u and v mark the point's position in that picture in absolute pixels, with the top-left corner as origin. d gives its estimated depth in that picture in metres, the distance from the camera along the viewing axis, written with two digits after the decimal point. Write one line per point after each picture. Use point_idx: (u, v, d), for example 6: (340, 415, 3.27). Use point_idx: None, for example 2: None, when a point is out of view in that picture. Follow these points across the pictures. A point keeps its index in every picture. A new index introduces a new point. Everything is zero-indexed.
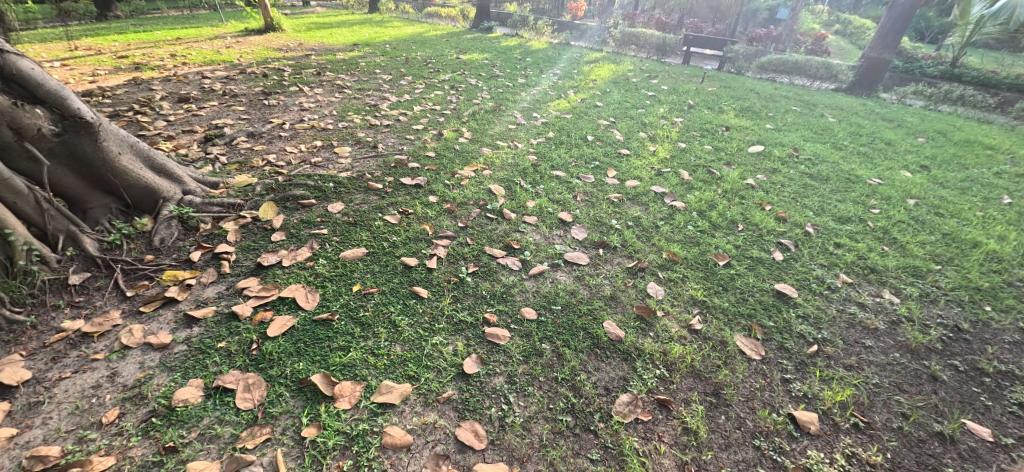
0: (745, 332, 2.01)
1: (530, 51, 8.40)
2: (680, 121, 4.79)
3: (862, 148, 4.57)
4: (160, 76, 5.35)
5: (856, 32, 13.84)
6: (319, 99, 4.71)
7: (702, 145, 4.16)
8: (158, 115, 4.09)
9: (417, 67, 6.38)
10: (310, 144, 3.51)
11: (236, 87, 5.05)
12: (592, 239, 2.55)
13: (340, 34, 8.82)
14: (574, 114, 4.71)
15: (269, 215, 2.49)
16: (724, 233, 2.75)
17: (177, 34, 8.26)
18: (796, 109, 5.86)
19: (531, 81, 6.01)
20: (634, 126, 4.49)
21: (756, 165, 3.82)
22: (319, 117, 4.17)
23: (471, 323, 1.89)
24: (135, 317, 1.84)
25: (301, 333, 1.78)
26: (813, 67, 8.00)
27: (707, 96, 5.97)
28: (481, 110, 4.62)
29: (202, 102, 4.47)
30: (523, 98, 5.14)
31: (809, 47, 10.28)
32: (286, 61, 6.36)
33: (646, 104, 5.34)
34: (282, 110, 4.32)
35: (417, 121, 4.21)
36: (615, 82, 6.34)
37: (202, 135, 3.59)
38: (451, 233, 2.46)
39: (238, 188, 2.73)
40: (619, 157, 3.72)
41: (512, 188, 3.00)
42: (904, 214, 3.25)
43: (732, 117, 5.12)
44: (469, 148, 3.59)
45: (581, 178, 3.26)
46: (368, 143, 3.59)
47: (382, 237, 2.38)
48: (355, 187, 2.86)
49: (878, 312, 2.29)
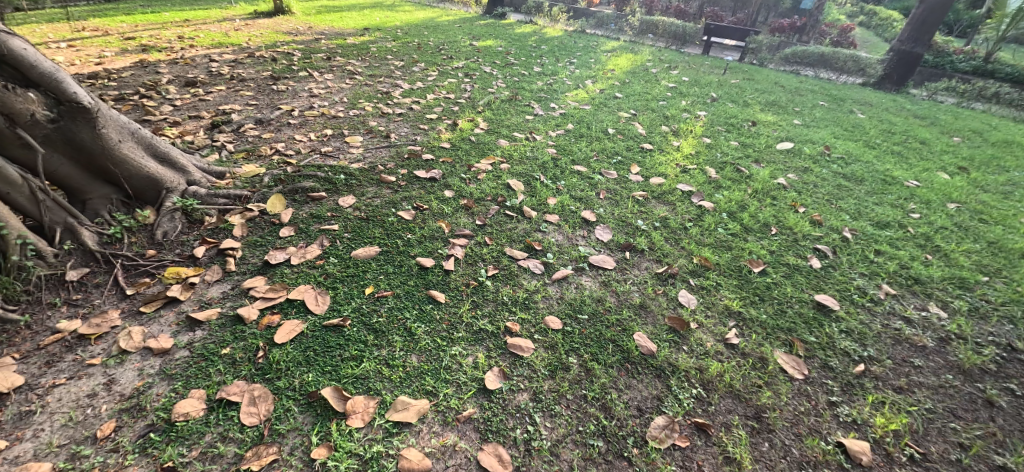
0: (786, 348, 1.86)
1: (545, 39, 8.16)
2: (704, 115, 4.60)
3: (896, 147, 4.36)
4: (168, 59, 5.23)
5: (882, 24, 13.35)
6: (329, 85, 4.56)
7: (728, 141, 3.97)
8: (165, 99, 3.97)
9: (430, 54, 6.20)
10: (319, 133, 3.37)
11: (245, 71, 4.91)
12: (618, 240, 2.40)
13: (351, 18, 8.62)
14: (593, 106, 4.52)
15: (277, 208, 2.36)
16: (757, 236, 2.59)
17: (185, 15, 8.10)
18: (823, 104, 5.62)
19: (548, 70, 5.81)
20: (657, 120, 4.30)
21: (786, 164, 3.63)
22: (330, 104, 4.02)
23: (492, 332, 1.76)
24: (135, 317, 1.73)
25: (311, 340, 1.66)
26: (840, 61, 7.59)
27: (730, 89, 5.73)
28: (497, 99, 4.45)
29: (210, 87, 4.34)
30: (540, 88, 4.95)
31: (834, 39, 9.90)
32: (295, 45, 6.20)
33: (667, 96, 5.14)
34: (291, 96, 4.18)
35: (431, 110, 4.05)
36: (634, 73, 6.11)
37: (209, 121, 3.47)
38: (468, 232, 2.32)
39: (246, 179, 2.61)
40: (642, 152, 3.55)
41: (532, 183, 2.85)
42: (946, 220, 3.06)
43: (758, 111, 4.90)
44: (485, 140, 3.43)
45: (603, 174, 3.10)
46: (380, 133, 3.44)
47: (396, 235, 2.25)
48: (367, 179, 2.72)
49: (925, 328, 2.12)
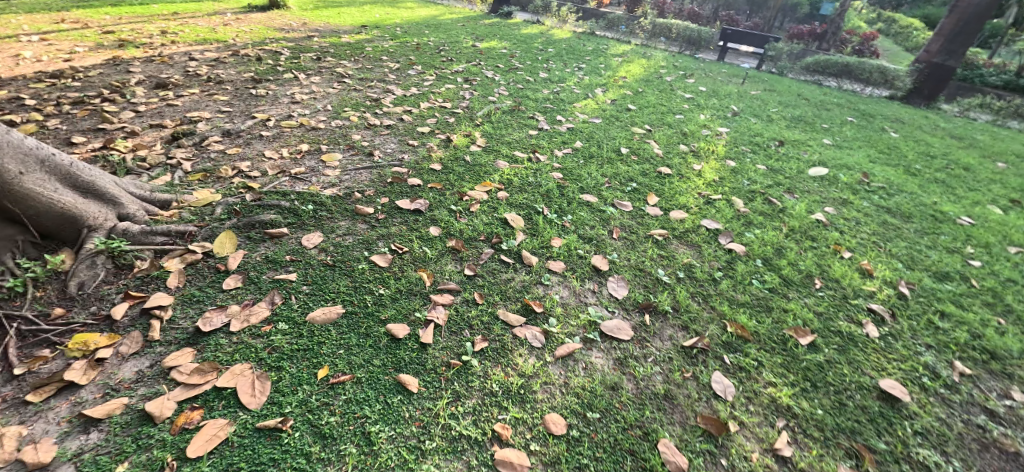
0: (852, 462, 1.46)
1: (552, 40, 7.74)
2: (725, 132, 4.18)
3: (938, 174, 3.94)
4: (144, 56, 4.85)
5: (902, 32, 12.85)
6: (315, 89, 4.15)
7: (754, 165, 3.56)
8: (128, 104, 3.58)
9: (428, 55, 5.80)
10: (293, 149, 2.96)
11: (225, 72, 4.51)
12: (635, 298, 1.99)
13: (348, 14, 8.23)
14: (604, 119, 4.10)
15: (226, 250, 1.97)
16: (799, 293, 2.18)
17: (173, 8, 7.72)
18: (852, 120, 5.19)
19: (555, 76, 5.39)
20: (674, 137, 3.88)
21: (821, 195, 3.21)
22: (311, 113, 3.61)
23: (475, 440, 1.36)
24: (16, 410, 1.33)
25: (237, 453, 1.26)
26: (866, 71, 7.06)
27: (751, 101, 5.29)
28: (498, 110, 4.03)
29: (182, 89, 3.96)
30: (546, 97, 4.54)
31: (856, 47, 9.41)
32: (285, 43, 5.81)
33: (684, 108, 4.72)
34: (270, 102, 3.77)
35: (424, 121, 3.65)
36: (648, 81, 5.68)
37: (171, 131, 3.07)
38: (455, 285, 1.91)
39: (195, 208, 2.21)
40: (659, 178, 3.13)
41: (534, 217, 2.44)
42: (1012, 270, 2.65)
43: (784, 129, 4.47)
44: (481, 160, 3.02)
45: (616, 205, 2.70)
46: (363, 149, 3.03)
47: (365, 289, 1.85)
48: (340, 211, 2.33)
49: (1016, 425, 1.71)
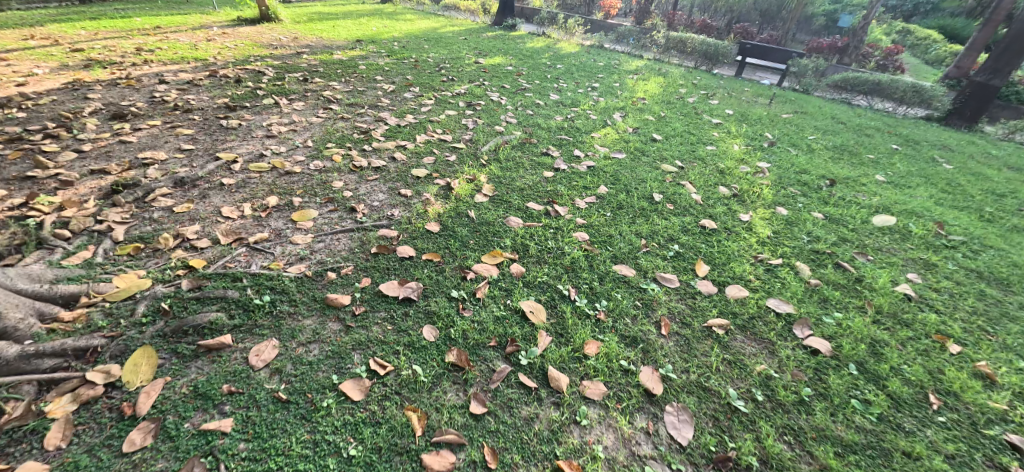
0: None
1: (560, 55, 7.25)
2: (767, 168, 3.64)
3: (1017, 219, 3.39)
4: (109, 79, 4.33)
5: (919, 44, 12.32)
6: (295, 118, 3.62)
7: (810, 213, 3.02)
8: (74, 141, 3.05)
9: (428, 75, 5.30)
10: (258, 203, 2.42)
11: (197, 97, 4.00)
12: (706, 445, 1.43)
13: (344, 27, 7.77)
14: (628, 154, 3.56)
15: (138, 378, 1.43)
16: (919, 423, 1.63)
17: (158, 21, 7.27)
18: (897, 149, 4.66)
19: (567, 99, 4.86)
20: (711, 176, 3.35)
21: (896, 255, 2.67)
22: (287, 151, 3.07)
23: None
24: None
25: None
26: (899, 90, 6.52)
27: (785, 127, 4.77)
28: (505, 144, 3.49)
29: (142, 121, 3.43)
30: (560, 125, 4.02)
31: (880, 62, 8.88)
32: (271, 61, 5.31)
33: (714, 137, 4.19)
34: (241, 137, 3.24)
35: (420, 159, 3.11)
36: (669, 103, 5.16)
37: (113, 180, 2.55)
38: (456, 435, 1.35)
39: (112, 305, 1.68)
40: (703, 235, 2.59)
41: (560, 305, 1.88)
42: None
43: (830, 162, 3.94)
44: (489, 215, 2.47)
45: (659, 281, 2.15)
46: (344, 202, 2.48)
47: (329, 447, 1.29)
48: (307, 302, 1.78)
49: None
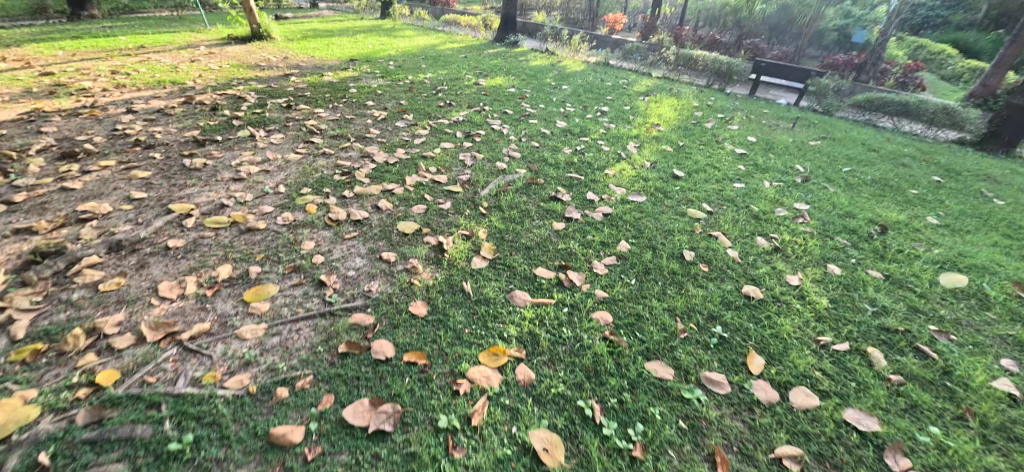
0: None
1: (564, 74, 6.87)
2: (807, 210, 3.19)
3: None
4: (71, 107, 3.94)
5: (933, 58, 11.90)
6: (270, 155, 3.19)
7: (868, 272, 2.56)
8: (6, 187, 2.62)
9: (424, 99, 4.90)
10: (207, 276, 1.97)
11: (163, 128, 3.59)
12: None
13: (339, 45, 7.43)
14: (648, 195, 3.11)
15: None
16: None
17: (144, 40, 6.94)
18: (940, 182, 4.22)
19: (575, 126, 4.44)
20: (745, 223, 2.90)
21: (982, 333, 2.21)
22: (255, 198, 2.63)
23: None
24: None
25: None
26: (927, 112, 6.09)
27: (816, 157, 4.34)
28: (508, 185, 3.04)
29: (94, 160, 3.01)
30: (569, 159, 3.59)
31: (899, 79, 8.45)
32: (256, 85, 4.94)
33: (741, 171, 3.76)
34: (204, 181, 2.81)
35: (410, 207, 2.66)
36: (686, 129, 4.75)
37: (36, 243, 2.11)
38: None
39: None
40: (750, 310, 2.13)
41: (582, 436, 1.43)
42: None
43: (874, 202, 3.50)
44: (490, 289, 2.02)
45: (706, 384, 1.69)
46: (314, 273, 2.03)
47: None
48: (244, 440, 1.32)
49: None
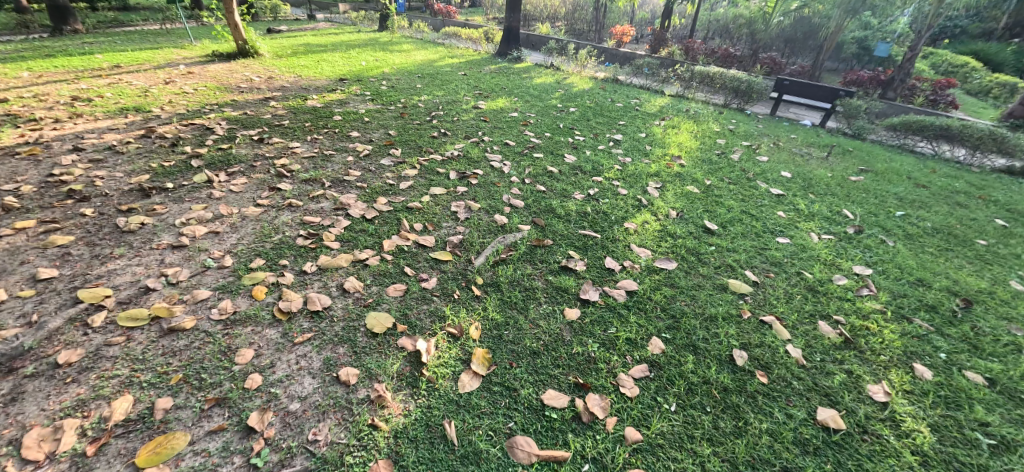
0: None
1: (572, 94, 6.35)
2: (870, 277, 2.63)
3: None
4: (10, 144, 3.44)
5: (957, 71, 11.30)
6: (223, 209, 2.67)
7: (970, 377, 1.99)
8: None
9: (416, 127, 4.38)
10: (96, 418, 1.45)
11: (108, 172, 3.09)
12: None
13: (329, 61, 6.96)
14: (679, 261, 2.56)
15: None
16: None
17: (121, 58, 6.49)
18: (1006, 227, 3.66)
19: (586, 161, 3.91)
20: (802, 301, 2.34)
21: None
22: (192, 276, 2.12)
23: None
24: None
25: None
26: (973, 137, 5.48)
27: (863, 197, 3.79)
28: (509, 249, 2.50)
29: (11, 219, 2.50)
30: (582, 208, 3.04)
31: (930, 96, 7.86)
32: (229, 112, 4.44)
33: (782, 220, 3.20)
34: (135, 248, 2.29)
35: (384, 286, 2.12)
36: (710, 162, 4.21)
37: None
38: None
39: None
40: (833, 454, 1.58)
41: None
42: None
43: (943, 260, 2.94)
44: (482, 434, 1.48)
45: None
46: (243, 408, 1.50)
47: None
48: None
49: None
